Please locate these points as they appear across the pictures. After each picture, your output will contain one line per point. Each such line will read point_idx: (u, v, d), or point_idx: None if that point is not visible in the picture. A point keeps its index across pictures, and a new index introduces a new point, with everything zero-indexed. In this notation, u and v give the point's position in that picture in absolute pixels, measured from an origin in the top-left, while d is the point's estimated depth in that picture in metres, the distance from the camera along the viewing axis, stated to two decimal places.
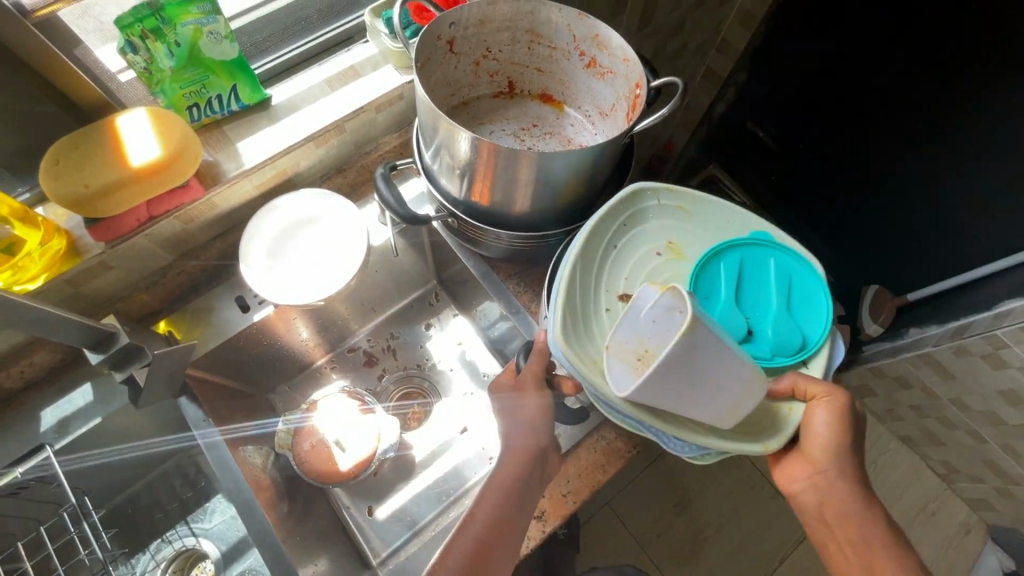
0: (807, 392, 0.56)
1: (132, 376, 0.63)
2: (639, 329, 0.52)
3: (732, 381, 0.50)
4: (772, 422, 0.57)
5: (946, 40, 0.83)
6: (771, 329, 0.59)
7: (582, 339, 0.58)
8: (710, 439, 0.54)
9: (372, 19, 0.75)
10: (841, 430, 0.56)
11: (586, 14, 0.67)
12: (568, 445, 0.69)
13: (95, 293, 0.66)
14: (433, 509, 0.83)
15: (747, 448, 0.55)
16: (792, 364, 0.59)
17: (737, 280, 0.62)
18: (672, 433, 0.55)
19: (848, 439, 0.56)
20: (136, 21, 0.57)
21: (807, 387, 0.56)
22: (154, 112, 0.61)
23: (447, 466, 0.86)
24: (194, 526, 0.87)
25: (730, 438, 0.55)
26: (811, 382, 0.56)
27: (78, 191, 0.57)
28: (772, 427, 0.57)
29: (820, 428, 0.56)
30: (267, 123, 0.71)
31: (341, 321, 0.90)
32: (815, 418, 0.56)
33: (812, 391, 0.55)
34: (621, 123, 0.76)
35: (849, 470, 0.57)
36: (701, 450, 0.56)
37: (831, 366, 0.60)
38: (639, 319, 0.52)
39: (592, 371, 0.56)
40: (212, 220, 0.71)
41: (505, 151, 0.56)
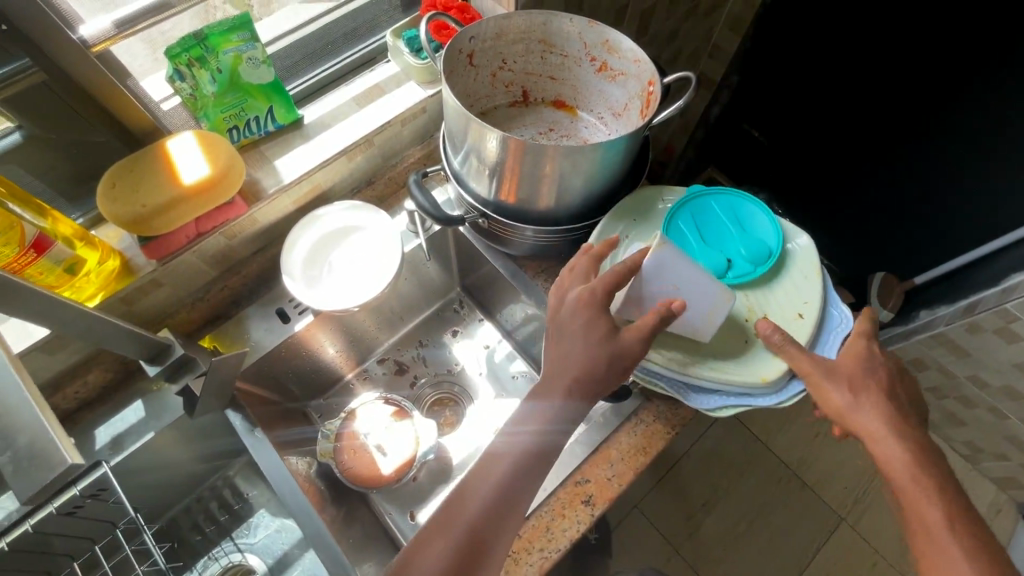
0: (802, 370, 0.57)
1: (187, 386, 0.65)
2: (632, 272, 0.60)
3: (695, 293, 0.58)
4: (768, 358, 0.60)
5: (927, 37, 0.88)
6: (743, 250, 0.66)
7: None
8: (713, 378, 0.59)
9: (394, 39, 0.79)
10: (858, 393, 0.56)
11: (596, 22, 0.72)
12: (607, 430, 0.71)
13: (147, 309, 0.69)
14: None
15: (749, 382, 0.58)
16: (771, 268, 0.65)
17: (697, 229, 0.69)
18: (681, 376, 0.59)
19: (870, 395, 0.57)
20: (183, 50, 0.62)
21: (803, 366, 0.57)
22: (201, 135, 0.65)
23: None
24: (240, 542, 0.87)
25: (730, 374, 0.59)
26: (804, 360, 0.57)
27: (134, 211, 0.60)
28: (770, 362, 0.59)
29: (839, 400, 0.56)
30: (301, 141, 0.75)
31: (369, 332, 0.93)
32: (831, 394, 0.56)
33: (800, 366, 0.57)
34: (635, 120, 0.80)
35: (879, 429, 0.55)
36: (719, 397, 0.60)
37: (828, 318, 0.63)
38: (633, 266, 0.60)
39: None
40: (254, 235, 0.74)
41: (535, 148, 0.59)
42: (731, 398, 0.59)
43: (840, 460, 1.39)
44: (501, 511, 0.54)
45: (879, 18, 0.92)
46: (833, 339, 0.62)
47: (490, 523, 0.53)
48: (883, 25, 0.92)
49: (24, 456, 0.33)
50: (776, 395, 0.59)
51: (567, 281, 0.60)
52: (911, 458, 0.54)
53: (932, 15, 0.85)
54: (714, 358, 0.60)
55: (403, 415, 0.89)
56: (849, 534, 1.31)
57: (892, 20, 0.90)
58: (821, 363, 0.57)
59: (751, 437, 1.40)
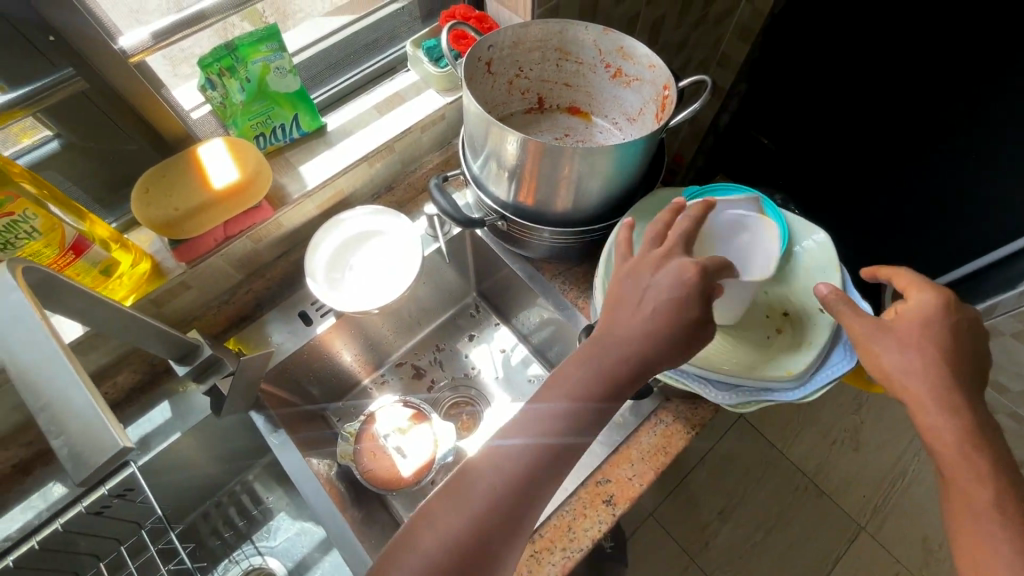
0: (854, 331, 0.55)
1: (215, 385, 0.66)
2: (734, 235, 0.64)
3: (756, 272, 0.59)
4: (795, 354, 0.59)
5: (958, 60, 0.87)
6: None
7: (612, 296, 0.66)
8: (736, 373, 0.58)
9: (413, 49, 0.82)
10: (917, 354, 0.54)
11: (611, 29, 0.74)
12: (627, 429, 0.71)
13: (176, 311, 0.71)
14: None
15: (774, 378, 0.57)
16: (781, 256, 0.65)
17: None
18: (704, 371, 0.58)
19: (935, 355, 0.54)
20: (215, 60, 0.64)
21: (852, 324, 0.55)
22: (230, 142, 0.67)
23: None
24: (260, 545, 0.88)
25: (754, 370, 0.58)
26: (856, 317, 0.55)
27: (167, 214, 0.62)
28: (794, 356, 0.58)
29: (891, 362, 0.54)
30: (325, 147, 0.77)
31: (387, 336, 0.94)
32: (887, 355, 0.54)
33: (851, 326, 0.55)
34: (650, 124, 0.81)
35: (930, 394, 0.53)
36: (739, 393, 0.58)
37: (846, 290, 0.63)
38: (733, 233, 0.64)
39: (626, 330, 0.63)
40: (279, 238, 0.76)
41: (556, 151, 0.61)
42: (753, 393, 0.57)
43: (858, 466, 1.37)
44: (508, 501, 0.50)
45: (885, 28, 0.92)
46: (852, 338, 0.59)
47: (493, 511, 0.49)
48: (890, 34, 0.92)
49: (77, 438, 0.33)
50: (800, 391, 0.57)
51: (670, 246, 0.55)
52: (946, 454, 0.54)
53: (955, 30, 0.85)
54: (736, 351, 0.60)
55: (421, 418, 0.89)
56: (869, 542, 1.29)
57: (900, 29, 0.90)
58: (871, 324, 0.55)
59: (767, 444, 1.39)
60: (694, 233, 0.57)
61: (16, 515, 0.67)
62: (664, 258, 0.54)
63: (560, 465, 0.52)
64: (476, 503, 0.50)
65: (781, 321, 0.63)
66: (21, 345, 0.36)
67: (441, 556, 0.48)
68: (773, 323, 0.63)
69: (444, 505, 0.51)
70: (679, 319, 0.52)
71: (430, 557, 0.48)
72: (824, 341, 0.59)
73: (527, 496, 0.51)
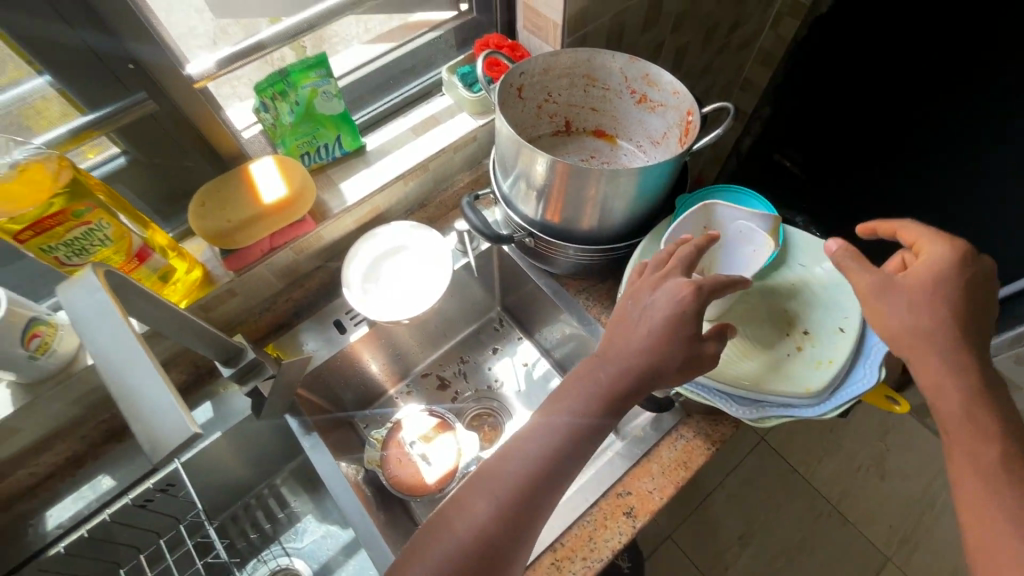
0: (859, 286, 0.56)
1: (255, 388, 0.70)
2: (736, 239, 0.63)
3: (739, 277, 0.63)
4: (813, 371, 0.58)
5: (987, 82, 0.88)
6: None
7: None
8: (748, 385, 0.57)
9: (449, 75, 0.86)
10: (925, 307, 0.54)
11: (637, 58, 0.78)
12: (648, 443, 0.72)
13: (222, 317, 0.75)
14: None
15: (789, 392, 0.56)
16: (797, 274, 0.66)
17: None
18: (722, 383, 0.58)
19: (946, 309, 0.53)
20: (270, 85, 0.70)
21: (856, 280, 0.57)
22: (280, 161, 0.72)
23: None
24: (287, 546, 0.90)
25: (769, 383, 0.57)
26: (859, 274, 0.56)
27: (220, 225, 0.67)
28: (814, 372, 0.57)
29: (896, 318, 0.54)
30: (363, 166, 0.82)
31: (413, 347, 0.97)
32: (892, 309, 0.55)
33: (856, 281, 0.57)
34: (674, 148, 0.84)
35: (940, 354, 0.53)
36: (760, 409, 0.57)
37: None
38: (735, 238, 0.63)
39: None
40: (318, 251, 0.80)
41: (582, 171, 0.64)
42: (773, 409, 0.57)
43: (883, 494, 1.34)
44: (522, 500, 0.52)
45: (909, 59, 0.96)
46: (873, 357, 0.57)
47: (508, 509, 0.51)
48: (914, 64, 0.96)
49: (155, 425, 0.37)
50: (818, 410, 0.56)
51: (669, 269, 0.57)
52: None
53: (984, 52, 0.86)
54: (753, 364, 0.60)
55: (445, 427, 0.92)
56: None
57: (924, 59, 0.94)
58: (878, 280, 0.56)
59: (788, 468, 1.37)
60: (697, 258, 0.58)
61: (68, 503, 0.71)
62: (662, 279, 0.57)
63: (569, 457, 0.53)
64: (495, 500, 0.52)
65: (802, 337, 0.61)
66: (105, 337, 0.40)
67: (459, 551, 0.50)
68: (793, 339, 0.61)
69: (460, 505, 0.53)
70: (674, 337, 0.53)
71: (446, 549, 0.51)
72: (846, 359, 0.57)
73: (539, 498, 0.52)
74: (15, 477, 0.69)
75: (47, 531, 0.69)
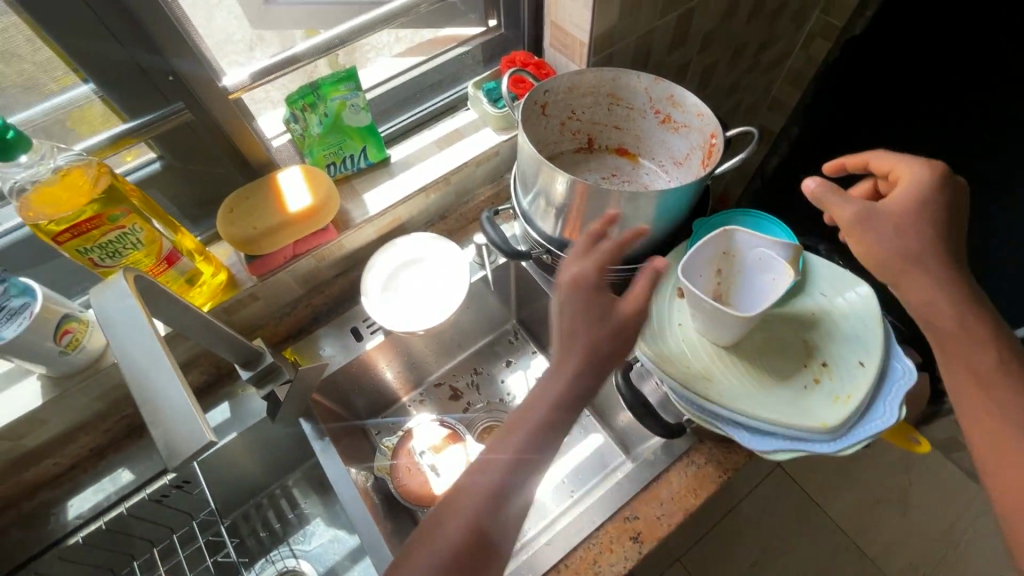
0: (843, 216, 0.62)
1: (272, 392, 0.72)
2: (759, 259, 0.61)
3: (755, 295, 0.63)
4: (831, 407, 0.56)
5: None
6: None
7: (658, 343, 0.63)
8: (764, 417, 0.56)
9: (474, 90, 0.87)
10: (907, 225, 0.59)
11: (662, 78, 0.78)
12: (659, 468, 0.71)
13: (243, 320, 0.77)
14: (559, 504, 0.87)
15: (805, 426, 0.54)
16: (818, 303, 0.65)
17: None
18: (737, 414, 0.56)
19: (927, 224, 0.59)
20: (300, 97, 0.72)
21: (838, 212, 0.62)
22: (307, 171, 0.74)
23: (574, 463, 0.92)
24: (295, 548, 0.91)
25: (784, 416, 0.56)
26: (842, 206, 0.62)
27: (247, 232, 0.69)
28: (832, 408, 0.56)
29: (881, 241, 0.60)
30: (387, 177, 0.83)
31: (429, 356, 0.97)
32: (878, 233, 0.60)
33: (840, 213, 0.62)
34: (696, 170, 0.84)
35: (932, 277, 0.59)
36: (774, 442, 0.55)
37: (890, 336, 0.60)
38: (760, 259, 0.61)
39: (663, 364, 0.61)
40: (339, 259, 0.82)
41: (602, 192, 0.64)
42: (788, 443, 0.55)
43: (903, 531, 1.29)
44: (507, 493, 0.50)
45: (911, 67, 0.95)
46: (894, 394, 0.56)
47: (498, 507, 0.50)
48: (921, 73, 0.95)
49: (172, 429, 0.38)
50: (835, 446, 0.54)
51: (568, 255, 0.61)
52: None
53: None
54: (769, 396, 0.59)
55: (455, 438, 0.92)
56: None
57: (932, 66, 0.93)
58: (860, 210, 0.61)
59: (804, 497, 1.34)
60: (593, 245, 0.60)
61: (89, 495, 0.73)
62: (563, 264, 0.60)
63: (546, 449, 0.51)
64: (485, 497, 0.49)
65: (820, 369, 0.60)
66: (130, 340, 0.42)
67: (453, 549, 0.48)
68: (810, 371, 0.60)
69: (447, 510, 0.50)
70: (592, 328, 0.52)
71: (430, 555, 0.48)
72: (866, 395, 0.56)
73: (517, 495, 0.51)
74: (41, 466, 0.72)
75: (67, 521, 0.72)
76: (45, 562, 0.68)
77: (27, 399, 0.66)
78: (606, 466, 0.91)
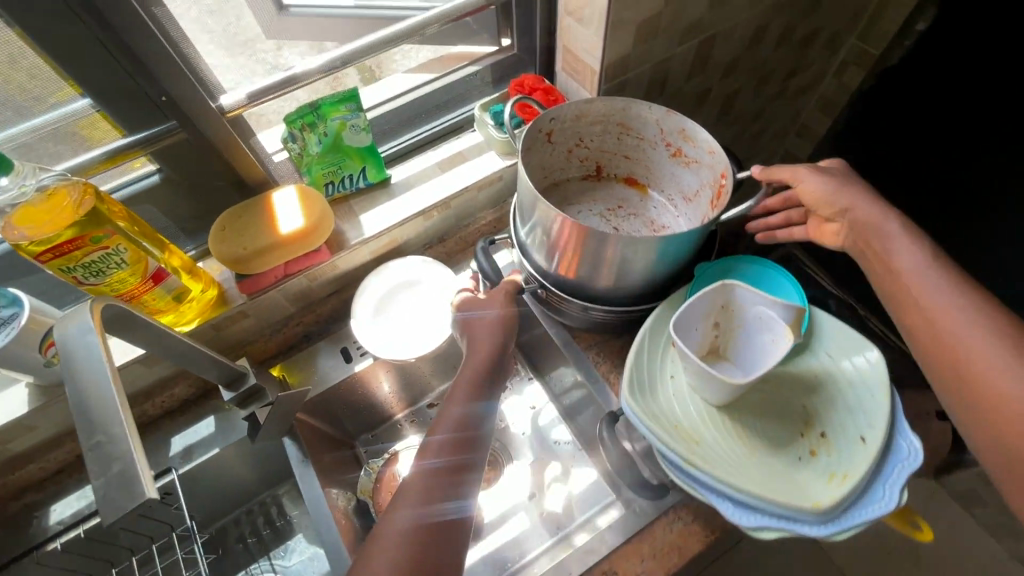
0: (786, 175, 0.68)
1: (253, 413, 0.71)
2: (759, 315, 0.57)
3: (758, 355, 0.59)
4: (824, 485, 0.53)
5: None
6: None
7: (646, 396, 0.59)
8: (751, 488, 0.52)
9: (481, 112, 0.85)
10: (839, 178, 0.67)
11: (674, 111, 0.74)
12: (642, 521, 0.68)
13: (232, 337, 0.77)
14: (547, 539, 0.85)
15: (794, 504, 0.51)
16: (822, 368, 0.60)
17: None
18: (724, 483, 0.53)
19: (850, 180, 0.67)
20: (299, 117, 0.71)
21: (784, 175, 0.68)
22: (302, 191, 0.73)
23: (566, 497, 0.88)
24: (275, 562, 0.89)
25: (772, 489, 0.52)
26: (785, 169, 0.68)
27: (237, 252, 0.68)
28: (826, 487, 0.52)
29: (825, 183, 0.66)
30: (387, 198, 0.82)
31: (425, 378, 0.95)
32: (820, 179, 0.66)
33: (790, 172, 0.67)
34: (706, 208, 0.80)
35: (862, 196, 0.64)
36: (758, 517, 0.52)
37: (898, 411, 0.55)
38: (760, 316, 0.56)
39: (649, 419, 0.57)
40: (333, 278, 0.81)
41: (596, 235, 0.62)
42: (775, 520, 0.52)
43: None
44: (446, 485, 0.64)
45: (918, 77, 0.87)
46: (895, 477, 0.52)
47: (432, 498, 0.61)
48: (932, 79, 0.85)
49: (114, 480, 0.37)
50: (825, 529, 0.51)
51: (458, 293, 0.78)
52: None
53: None
54: (759, 465, 0.55)
55: None
56: None
57: (943, 71, 0.83)
58: (800, 168, 0.68)
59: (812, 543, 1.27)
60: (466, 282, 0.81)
61: (71, 501, 0.74)
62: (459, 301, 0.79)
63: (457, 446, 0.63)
64: (420, 497, 0.61)
65: (816, 440, 0.57)
66: (86, 379, 0.41)
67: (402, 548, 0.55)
68: (803, 442, 0.57)
69: (384, 528, 0.58)
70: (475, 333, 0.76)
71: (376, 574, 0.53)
72: (864, 477, 0.52)
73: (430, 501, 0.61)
74: (26, 470, 0.73)
75: (48, 526, 0.73)
76: (24, 565, 0.69)
77: (14, 406, 0.67)
78: (602, 498, 0.87)
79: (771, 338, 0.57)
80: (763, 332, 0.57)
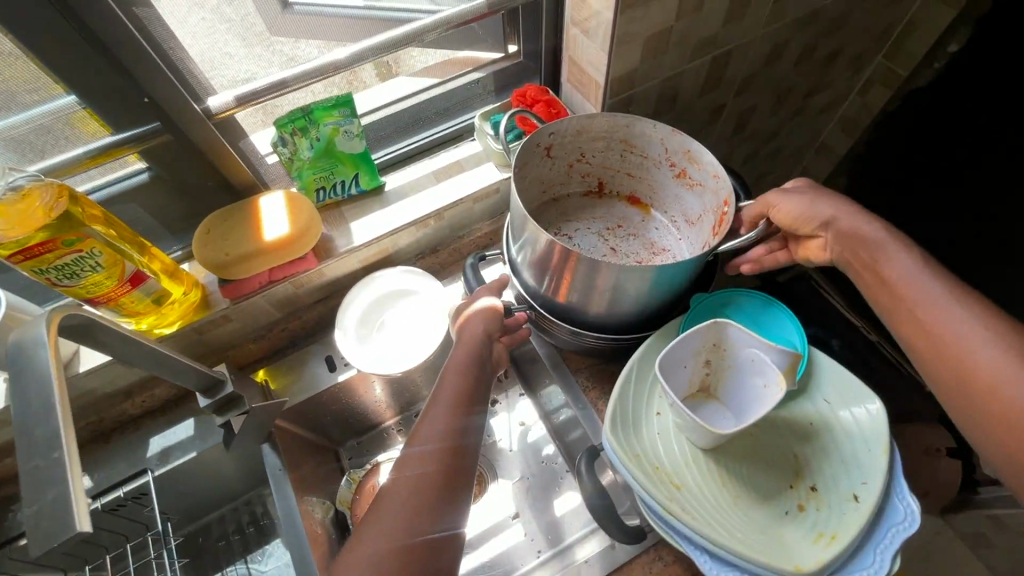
0: (755, 211, 0.67)
1: (229, 422, 0.69)
2: (753, 357, 0.53)
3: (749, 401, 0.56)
4: (810, 545, 0.50)
5: None
6: None
7: (629, 435, 0.56)
8: (733, 544, 0.49)
9: (481, 121, 0.82)
10: (809, 194, 0.64)
11: (679, 131, 0.71)
12: (621, 558, 0.65)
13: (215, 341, 0.76)
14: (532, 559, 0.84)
15: (776, 564, 0.48)
16: (819, 415, 0.57)
17: None
18: (704, 536, 0.50)
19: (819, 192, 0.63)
20: (290, 121, 0.68)
21: (751, 215, 0.67)
22: (290, 198, 0.71)
23: (554, 516, 0.86)
24: (251, 566, 0.88)
25: (755, 546, 0.49)
26: (749, 210, 0.67)
27: (219, 257, 0.67)
28: (812, 547, 0.49)
29: (792, 204, 0.63)
30: (379, 206, 0.80)
31: (414, 389, 0.92)
32: (784, 202, 0.64)
33: (756, 209, 0.67)
34: (708, 233, 0.76)
35: (843, 205, 0.61)
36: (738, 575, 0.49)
37: (897, 469, 0.52)
38: (754, 358, 0.53)
39: (630, 461, 0.54)
40: (320, 285, 0.79)
41: (584, 261, 0.59)
42: None
43: None
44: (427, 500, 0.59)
45: None
46: (886, 542, 0.49)
47: (410, 518, 0.57)
48: None
49: (47, 509, 0.36)
50: None
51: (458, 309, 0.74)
52: None
53: None
54: (743, 518, 0.53)
55: None
56: None
57: None
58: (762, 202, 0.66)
59: None
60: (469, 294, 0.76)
61: None
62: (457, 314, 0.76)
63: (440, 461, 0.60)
64: (395, 518, 0.57)
65: (806, 493, 0.54)
66: (33, 397, 0.39)
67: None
68: (792, 495, 0.54)
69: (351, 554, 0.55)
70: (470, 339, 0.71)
71: None
72: (854, 541, 0.49)
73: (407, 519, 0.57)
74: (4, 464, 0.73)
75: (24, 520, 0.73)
76: None
77: None
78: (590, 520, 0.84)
79: (764, 383, 0.53)
80: (756, 376, 0.54)
